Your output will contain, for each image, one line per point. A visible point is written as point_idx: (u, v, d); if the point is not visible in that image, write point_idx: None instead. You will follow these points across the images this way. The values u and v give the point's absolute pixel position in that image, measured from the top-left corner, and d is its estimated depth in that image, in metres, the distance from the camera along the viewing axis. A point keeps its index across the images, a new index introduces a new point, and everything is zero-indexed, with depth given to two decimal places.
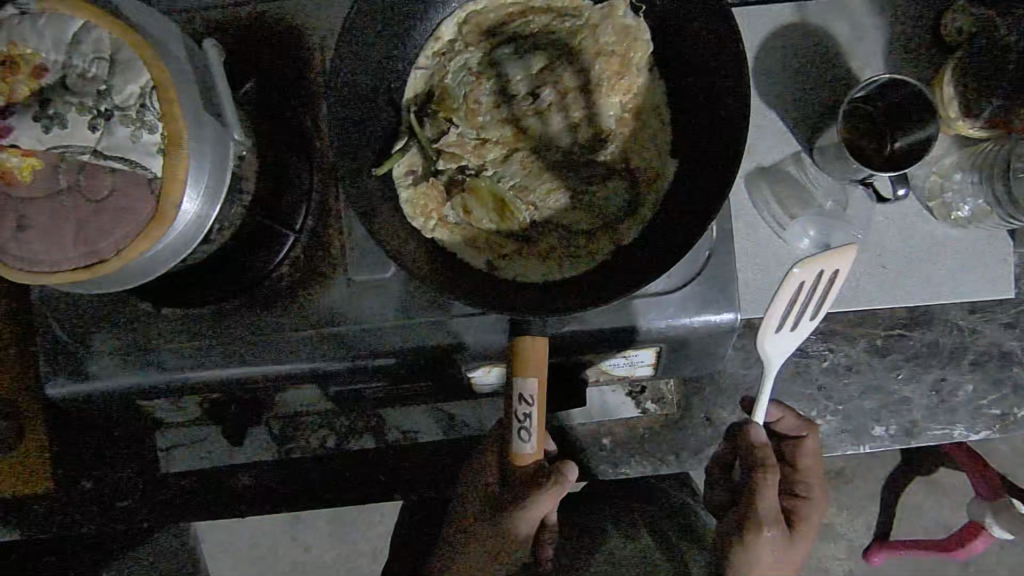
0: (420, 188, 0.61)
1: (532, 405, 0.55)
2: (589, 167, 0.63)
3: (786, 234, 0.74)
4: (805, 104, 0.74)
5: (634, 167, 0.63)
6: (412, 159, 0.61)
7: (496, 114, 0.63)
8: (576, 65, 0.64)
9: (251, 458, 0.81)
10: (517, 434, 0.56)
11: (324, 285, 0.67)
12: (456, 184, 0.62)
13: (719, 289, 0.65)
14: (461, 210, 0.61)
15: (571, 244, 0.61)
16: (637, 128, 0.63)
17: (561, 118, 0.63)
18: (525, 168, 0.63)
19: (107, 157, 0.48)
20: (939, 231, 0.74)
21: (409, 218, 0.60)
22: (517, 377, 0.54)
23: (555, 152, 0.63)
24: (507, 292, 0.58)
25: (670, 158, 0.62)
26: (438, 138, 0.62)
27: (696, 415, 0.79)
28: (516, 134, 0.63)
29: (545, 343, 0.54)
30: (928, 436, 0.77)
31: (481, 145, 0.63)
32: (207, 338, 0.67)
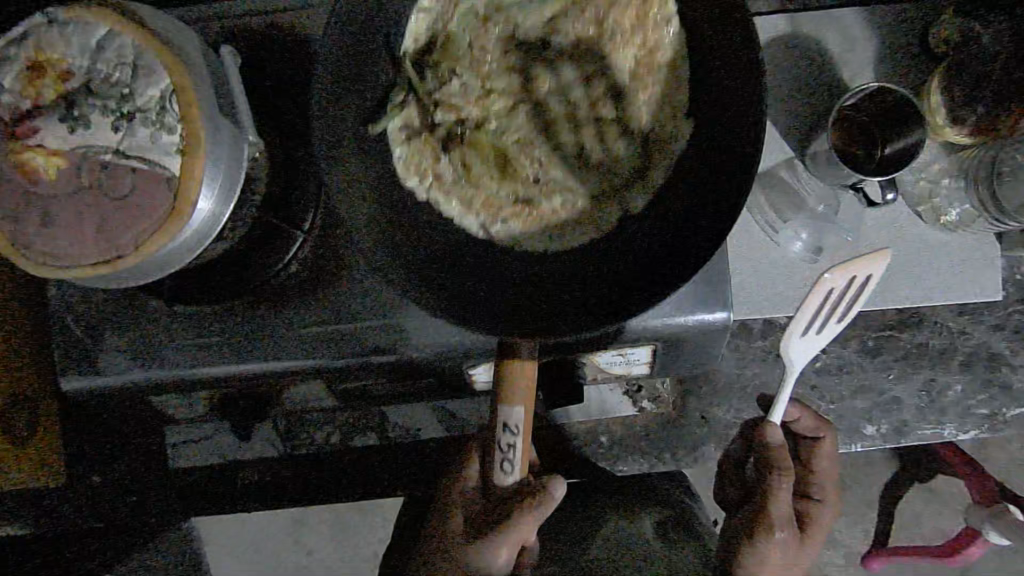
0: (416, 143, 0.64)
1: (517, 434, 0.58)
2: (597, 127, 0.66)
3: (778, 237, 0.77)
4: (797, 111, 0.77)
5: (640, 128, 0.65)
6: (410, 112, 0.64)
7: (503, 63, 0.65)
8: (586, 15, 0.66)
9: (258, 454, 0.83)
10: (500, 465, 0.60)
11: (332, 285, 0.70)
12: (456, 136, 0.65)
13: (713, 288, 0.67)
14: (461, 163, 0.65)
15: (573, 204, 0.65)
16: (646, 82, 0.65)
17: (571, 69, 0.66)
18: (530, 122, 0.66)
19: (129, 157, 0.51)
20: (928, 235, 0.76)
21: (403, 177, 0.63)
22: (502, 404, 0.58)
23: (559, 108, 0.66)
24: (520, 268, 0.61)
25: (683, 120, 0.64)
26: (439, 87, 0.64)
27: (691, 414, 0.81)
28: (524, 83, 0.65)
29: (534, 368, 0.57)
30: (918, 435, 0.79)
31: (487, 95, 0.65)
32: (219, 334, 0.70)
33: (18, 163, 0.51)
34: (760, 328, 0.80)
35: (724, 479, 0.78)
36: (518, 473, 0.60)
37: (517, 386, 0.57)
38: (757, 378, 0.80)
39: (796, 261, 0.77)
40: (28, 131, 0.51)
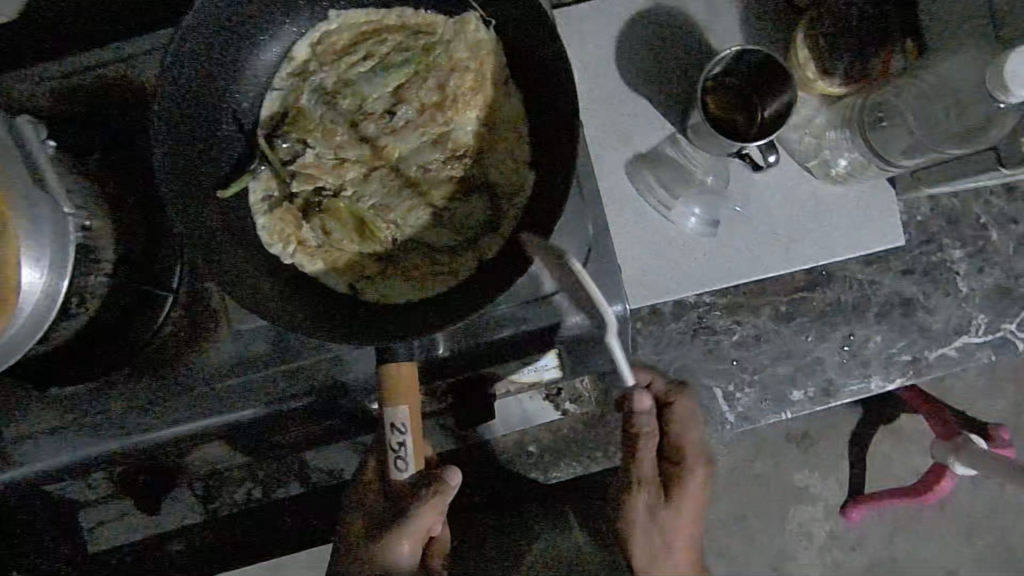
0: (277, 212, 0.60)
1: (406, 433, 0.54)
2: (453, 183, 0.62)
3: (672, 216, 0.75)
4: (670, 86, 0.75)
5: (492, 182, 0.61)
6: (268, 182, 0.60)
7: (354, 132, 0.62)
8: (431, 82, 0.63)
9: (179, 524, 0.79)
10: (395, 464, 0.54)
11: (210, 341, 0.66)
12: (313, 206, 0.60)
13: (604, 281, 0.65)
14: (321, 232, 0.60)
15: (433, 260, 0.61)
16: (494, 141, 0.62)
17: (417, 136, 0.62)
18: (385, 187, 0.62)
19: None
20: (820, 189, 0.75)
21: (266, 245, 0.59)
22: (388, 407, 0.53)
23: (414, 171, 0.62)
24: (370, 320, 0.58)
25: (529, 171, 0.61)
26: (293, 159, 0.60)
27: (617, 408, 0.79)
28: (375, 152, 0.62)
29: (415, 365, 0.54)
30: (846, 392, 0.78)
31: (341, 165, 0.61)
32: (97, 415, 0.65)
33: None
34: (671, 310, 0.78)
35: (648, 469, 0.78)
36: (414, 468, 0.55)
37: (401, 391, 0.53)
38: (677, 361, 0.78)
39: (693, 238, 0.75)
40: None
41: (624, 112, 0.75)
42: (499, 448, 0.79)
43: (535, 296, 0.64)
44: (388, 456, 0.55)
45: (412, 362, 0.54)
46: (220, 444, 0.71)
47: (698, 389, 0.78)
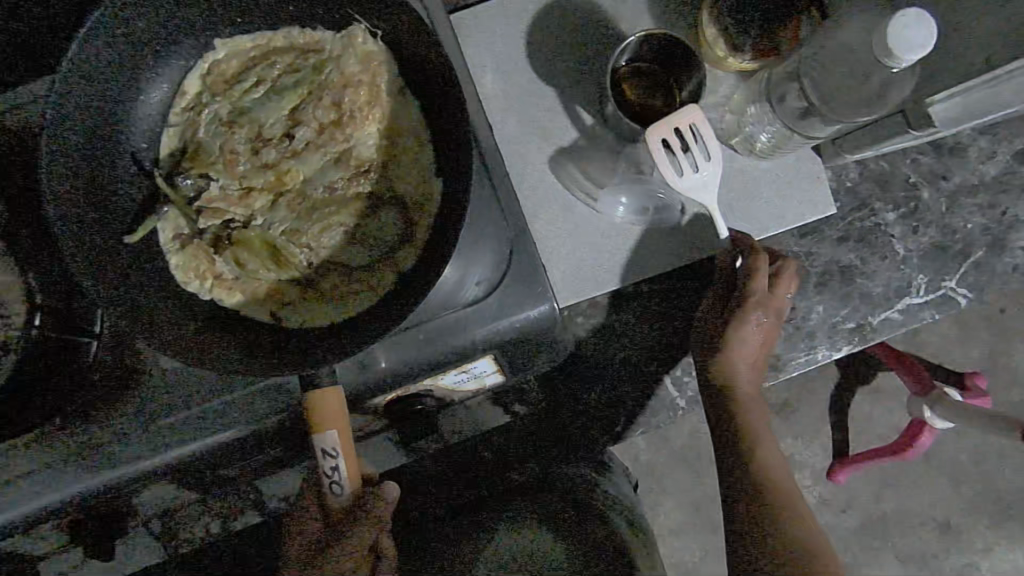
0: (188, 249, 0.59)
1: (338, 456, 0.52)
2: (361, 198, 0.61)
3: (599, 206, 0.74)
4: (584, 79, 0.75)
5: (399, 192, 0.61)
6: (177, 220, 0.60)
7: (255, 161, 0.61)
8: (325, 101, 0.63)
9: (134, 569, 0.78)
10: (330, 489, 0.53)
11: (138, 384, 0.64)
12: (223, 239, 0.59)
13: (529, 283, 0.65)
14: (235, 263, 0.59)
15: (351, 278, 0.60)
16: (395, 152, 0.62)
17: (319, 156, 0.62)
18: (294, 212, 0.61)
19: None
20: (746, 166, 0.75)
21: (183, 284, 0.59)
22: (315, 435, 0.52)
23: (321, 191, 0.62)
24: (292, 346, 0.56)
25: (434, 177, 0.60)
26: (198, 195, 0.60)
27: (568, 404, 0.78)
28: (279, 177, 0.61)
29: (338, 389, 0.52)
30: (795, 365, 0.78)
31: (247, 194, 0.61)
32: (37, 467, 0.64)
33: None
34: (611, 301, 0.77)
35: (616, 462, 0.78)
36: (351, 489, 0.53)
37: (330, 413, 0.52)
38: (623, 351, 0.77)
39: (623, 227, 0.75)
40: None
41: (538, 110, 0.75)
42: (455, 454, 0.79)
43: (462, 305, 0.64)
44: (322, 482, 0.53)
45: (334, 385, 0.53)
46: (165, 483, 0.70)
47: (646, 378, 0.77)
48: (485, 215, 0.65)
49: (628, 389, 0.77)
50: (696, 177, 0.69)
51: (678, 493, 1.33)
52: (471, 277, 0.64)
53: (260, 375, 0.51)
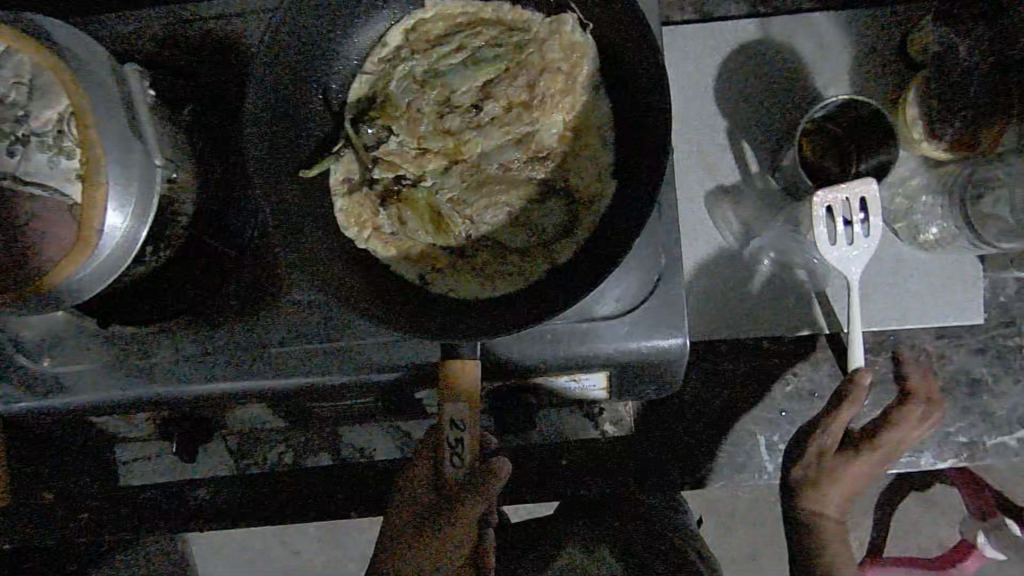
0: (354, 196, 0.59)
1: (464, 429, 0.53)
2: (530, 185, 0.59)
3: (745, 253, 0.74)
4: (764, 124, 0.73)
5: (573, 187, 0.59)
6: (350, 164, 0.59)
7: (437, 123, 0.60)
8: (520, 80, 0.60)
9: (209, 473, 0.82)
10: (448, 458, 0.54)
11: (270, 304, 0.66)
12: (392, 192, 0.59)
13: (667, 312, 0.64)
14: (395, 219, 0.59)
15: (504, 259, 0.59)
16: (580, 147, 0.60)
17: (500, 134, 0.60)
18: (463, 182, 0.60)
19: (27, 183, 0.48)
20: (903, 253, 0.73)
21: (343, 228, 0.58)
22: (447, 404, 0.52)
23: (495, 169, 0.60)
24: (435, 310, 0.57)
25: (610, 180, 0.59)
26: (377, 146, 0.59)
27: (656, 439, 0.77)
28: (458, 146, 0.60)
29: (476, 364, 0.52)
30: (893, 464, 0.75)
31: (422, 155, 0.60)
32: (159, 356, 0.67)
33: None
34: (728, 349, 0.76)
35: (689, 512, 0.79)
36: (470, 463, 0.54)
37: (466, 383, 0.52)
38: (725, 402, 0.76)
39: (762, 280, 0.74)
40: None
41: (710, 145, 0.74)
42: (531, 454, 0.79)
43: (597, 315, 0.64)
44: (443, 449, 0.54)
45: (476, 359, 0.52)
46: (263, 405, 0.72)
47: (742, 434, 0.77)
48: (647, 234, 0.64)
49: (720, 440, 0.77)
50: (847, 250, 0.66)
51: None
52: (613, 293, 0.64)
53: (406, 331, 0.51)
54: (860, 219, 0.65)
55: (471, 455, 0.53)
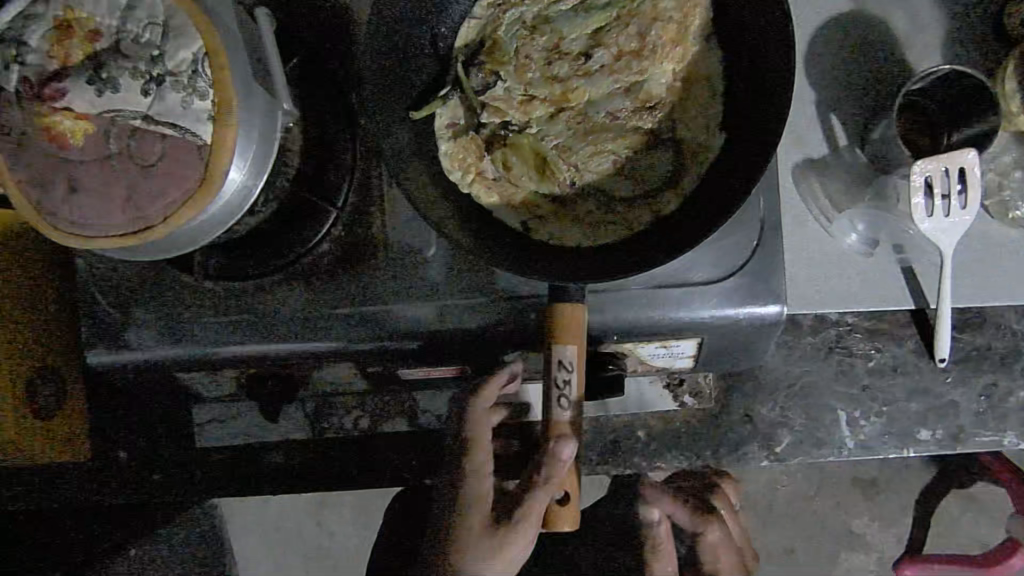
0: (461, 140, 0.60)
1: (572, 371, 0.54)
2: (636, 134, 0.60)
3: (833, 228, 0.73)
4: (856, 96, 0.72)
5: (681, 137, 0.59)
6: (456, 110, 0.60)
7: (545, 71, 0.60)
8: (632, 29, 0.61)
9: (282, 437, 0.82)
10: (557, 403, 0.54)
11: (364, 263, 0.67)
12: (498, 138, 0.60)
13: (763, 280, 0.63)
14: (501, 164, 0.60)
15: (609, 210, 0.59)
16: (688, 98, 0.60)
17: (609, 81, 0.60)
18: (570, 129, 0.61)
19: (158, 123, 0.49)
20: (994, 231, 0.72)
21: (447, 171, 0.60)
22: (556, 345, 0.54)
23: (603, 117, 0.60)
24: (538, 254, 0.58)
25: (721, 131, 0.59)
26: (484, 91, 0.60)
27: (735, 411, 0.77)
28: (566, 93, 0.60)
29: (584, 310, 0.54)
30: (976, 443, 0.75)
31: (529, 101, 0.60)
32: (249, 314, 0.68)
33: (43, 127, 0.48)
34: (810, 323, 0.76)
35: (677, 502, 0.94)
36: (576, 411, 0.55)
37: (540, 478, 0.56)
38: (806, 376, 0.76)
39: (849, 254, 0.73)
40: (53, 94, 0.48)
41: (799, 115, 0.73)
42: (607, 425, 0.79)
43: (693, 281, 0.64)
44: (548, 397, 0.55)
45: (583, 305, 0.54)
46: (347, 367, 0.72)
47: (822, 409, 0.76)
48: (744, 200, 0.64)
49: (800, 414, 0.76)
50: (944, 221, 0.67)
51: None
52: (708, 260, 0.64)
53: (518, 271, 0.53)
54: (958, 190, 0.65)
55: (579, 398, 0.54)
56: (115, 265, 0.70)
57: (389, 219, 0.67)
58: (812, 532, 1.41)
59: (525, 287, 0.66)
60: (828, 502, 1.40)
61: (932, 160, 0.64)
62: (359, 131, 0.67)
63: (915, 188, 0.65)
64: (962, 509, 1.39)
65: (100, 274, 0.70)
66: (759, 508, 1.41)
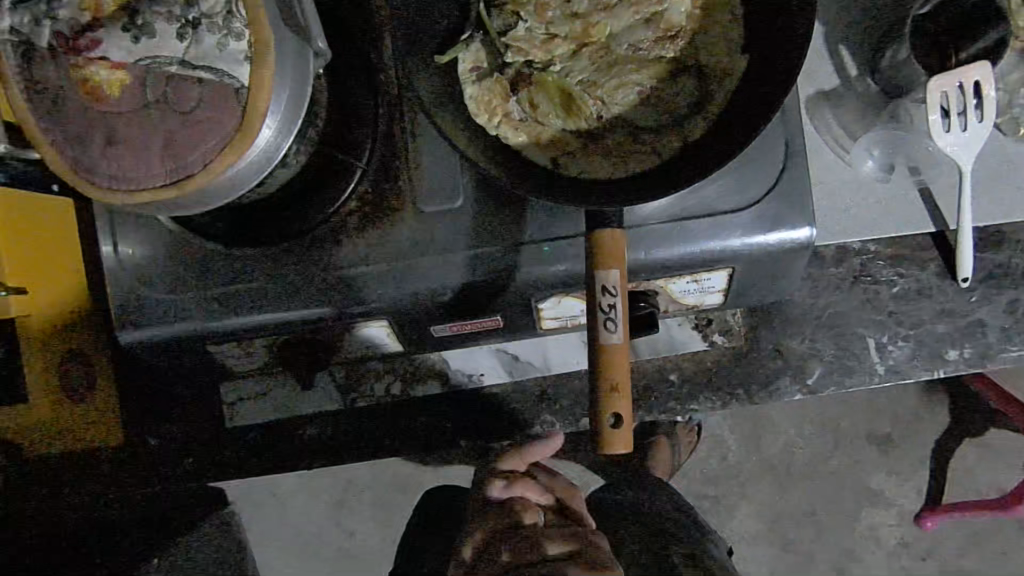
0: (485, 82, 0.60)
1: (618, 295, 0.54)
2: (660, 64, 0.61)
3: (850, 157, 0.74)
4: (860, 25, 0.73)
5: (703, 63, 0.61)
6: (478, 54, 0.61)
7: (565, 8, 0.61)
8: None
9: (315, 409, 0.83)
10: (603, 325, 0.54)
11: (392, 219, 0.67)
12: (523, 77, 0.61)
13: (790, 205, 0.64)
14: (527, 105, 0.61)
15: (636, 140, 0.60)
16: (708, 24, 0.61)
17: (631, 13, 0.61)
18: (594, 64, 0.61)
19: (195, 68, 0.49)
20: (1008, 148, 0.73)
21: (472, 114, 0.60)
22: (599, 272, 0.55)
23: (625, 49, 0.61)
24: (572, 187, 0.58)
25: (741, 54, 0.60)
26: (506, 31, 0.60)
27: (764, 347, 0.78)
28: (587, 29, 0.61)
29: (623, 233, 0.55)
30: (1005, 359, 0.76)
31: (551, 40, 0.60)
32: (276, 279, 0.67)
33: (80, 80, 0.48)
34: (833, 255, 0.77)
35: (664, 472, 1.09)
36: (623, 335, 0.54)
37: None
38: (832, 307, 0.77)
39: (869, 181, 0.74)
40: (88, 44, 0.48)
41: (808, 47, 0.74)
42: (639, 371, 0.79)
43: (723, 210, 0.64)
44: (594, 321, 0.55)
45: (621, 229, 0.55)
46: (383, 326, 0.72)
47: (851, 338, 0.77)
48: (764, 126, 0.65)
49: (829, 346, 0.77)
50: (961, 135, 0.68)
51: (760, 502, 1.39)
52: (735, 187, 0.64)
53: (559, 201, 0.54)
54: (974, 104, 0.66)
55: (626, 321, 0.54)
56: (136, 243, 0.67)
57: (415, 172, 0.67)
58: (835, 493, 1.38)
59: (558, 229, 0.66)
60: (846, 461, 1.37)
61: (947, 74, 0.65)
62: (380, 89, 0.67)
63: (931, 104, 0.66)
64: (980, 460, 1.36)
65: (125, 257, 0.68)
66: (780, 471, 1.38)
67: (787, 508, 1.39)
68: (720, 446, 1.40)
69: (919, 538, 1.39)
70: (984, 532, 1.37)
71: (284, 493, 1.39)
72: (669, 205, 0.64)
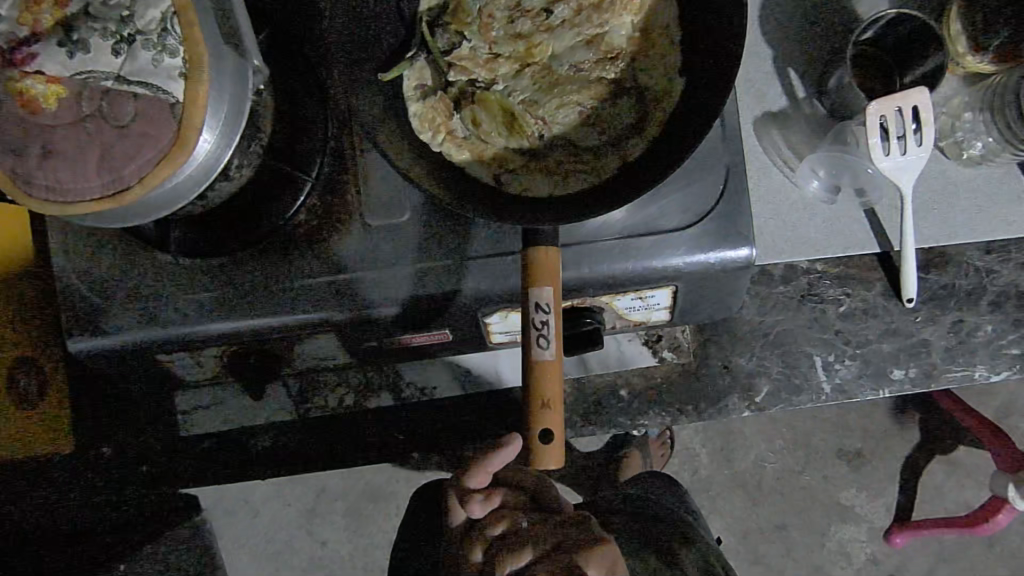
0: (430, 100, 0.62)
1: (550, 313, 0.55)
2: (599, 84, 0.64)
3: (795, 176, 0.76)
4: (808, 53, 0.75)
5: (642, 85, 0.63)
6: (422, 72, 0.62)
7: (508, 30, 0.64)
8: None
9: (270, 419, 0.84)
10: (536, 341, 0.55)
11: (340, 233, 0.67)
12: (466, 95, 0.63)
13: (731, 225, 0.65)
14: (470, 122, 0.62)
15: (577, 158, 0.62)
16: (646, 46, 0.64)
17: (572, 35, 0.64)
18: (535, 83, 0.64)
19: (130, 83, 0.49)
20: (949, 171, 0.76)
21: (416, 131, 0.61)
22: (532, 289, 0.55)
23: (566, 69, 0.64)
24: (511, 202, 0.59)
25: (678, 77, 0.62)
26: (450, 50, 0.63)
27: (714, 363, 0.80)
28: (530, 49, 0.64)
29: (558, 254, 0.55)
30: (950, 378, 0.78)
31: (494, 60, 0.63)
32: (223, 290, 0.67)
33: (16, 92, 0.48)
34: (781, 274, 0.80)
35: (666, 523, 0.98)
36: (555, 351, 0.55)
37: (458, 531, 0.73)
38: (780, 325, 0.80)
39: (813, 201, 0.76)
40: (25, 58, 0.48)
41: (756, 73, 0.76)
42: (591, 384, 0.81)
43: (664, 229, 0.65)
44: (527, 337, 0.55)
45: (557, 250, 0.56)
46: (331, 338, 0.72)
47: (798, 356, 0.79)
48: (705, 147, 0.66)
49: (778, 362, 0.79)
50: (899, 159, 0.70)
51: (730, 516, 1.39)
52: (677, 206, 0.65)
53: (492, 218, 0.54)
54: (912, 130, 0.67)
55: (560, 338, 0.55)
56: (86, 257, 0.68)
57: (363, 185, 0.68)
58: (803, 508, 1.38)
59: (503, 245, 0.66)
60: (816, 476, 1.38)
61: (889, 94, 0.67)
62: (329, 102, 0.69)
63: (868, 132, 0.68)
64: (948, 477, 1.36)
65: (74, 266, 0.68)
66: (750, 486, 1.39)
67: (758, 522, 1.39)
68: (689, 459, 1.40)
69: (889, 556, 1.38)
70: (952, 550, 1.37)
71: (257, 500, 1.39)
72: (613, 222, 0.65)
